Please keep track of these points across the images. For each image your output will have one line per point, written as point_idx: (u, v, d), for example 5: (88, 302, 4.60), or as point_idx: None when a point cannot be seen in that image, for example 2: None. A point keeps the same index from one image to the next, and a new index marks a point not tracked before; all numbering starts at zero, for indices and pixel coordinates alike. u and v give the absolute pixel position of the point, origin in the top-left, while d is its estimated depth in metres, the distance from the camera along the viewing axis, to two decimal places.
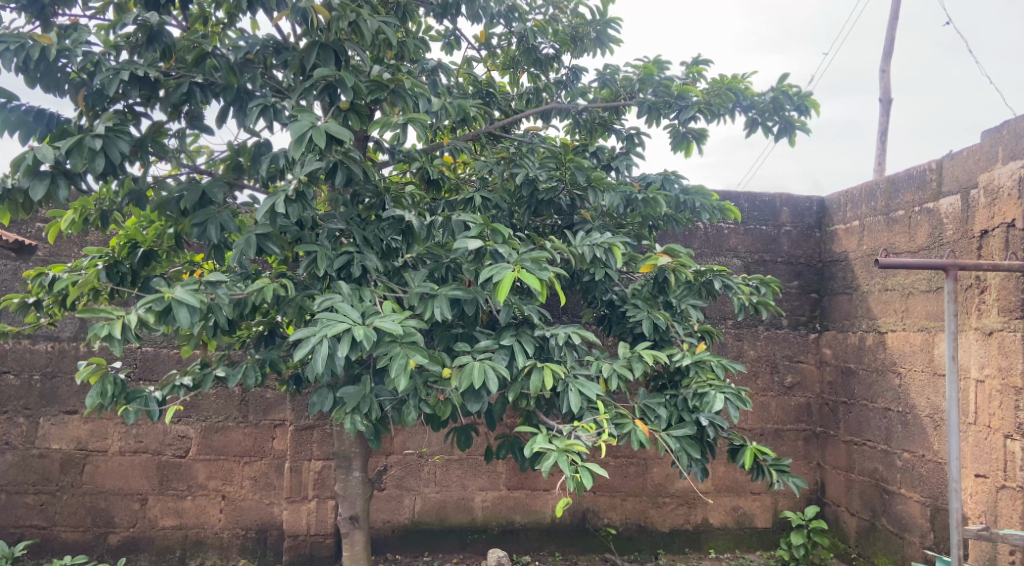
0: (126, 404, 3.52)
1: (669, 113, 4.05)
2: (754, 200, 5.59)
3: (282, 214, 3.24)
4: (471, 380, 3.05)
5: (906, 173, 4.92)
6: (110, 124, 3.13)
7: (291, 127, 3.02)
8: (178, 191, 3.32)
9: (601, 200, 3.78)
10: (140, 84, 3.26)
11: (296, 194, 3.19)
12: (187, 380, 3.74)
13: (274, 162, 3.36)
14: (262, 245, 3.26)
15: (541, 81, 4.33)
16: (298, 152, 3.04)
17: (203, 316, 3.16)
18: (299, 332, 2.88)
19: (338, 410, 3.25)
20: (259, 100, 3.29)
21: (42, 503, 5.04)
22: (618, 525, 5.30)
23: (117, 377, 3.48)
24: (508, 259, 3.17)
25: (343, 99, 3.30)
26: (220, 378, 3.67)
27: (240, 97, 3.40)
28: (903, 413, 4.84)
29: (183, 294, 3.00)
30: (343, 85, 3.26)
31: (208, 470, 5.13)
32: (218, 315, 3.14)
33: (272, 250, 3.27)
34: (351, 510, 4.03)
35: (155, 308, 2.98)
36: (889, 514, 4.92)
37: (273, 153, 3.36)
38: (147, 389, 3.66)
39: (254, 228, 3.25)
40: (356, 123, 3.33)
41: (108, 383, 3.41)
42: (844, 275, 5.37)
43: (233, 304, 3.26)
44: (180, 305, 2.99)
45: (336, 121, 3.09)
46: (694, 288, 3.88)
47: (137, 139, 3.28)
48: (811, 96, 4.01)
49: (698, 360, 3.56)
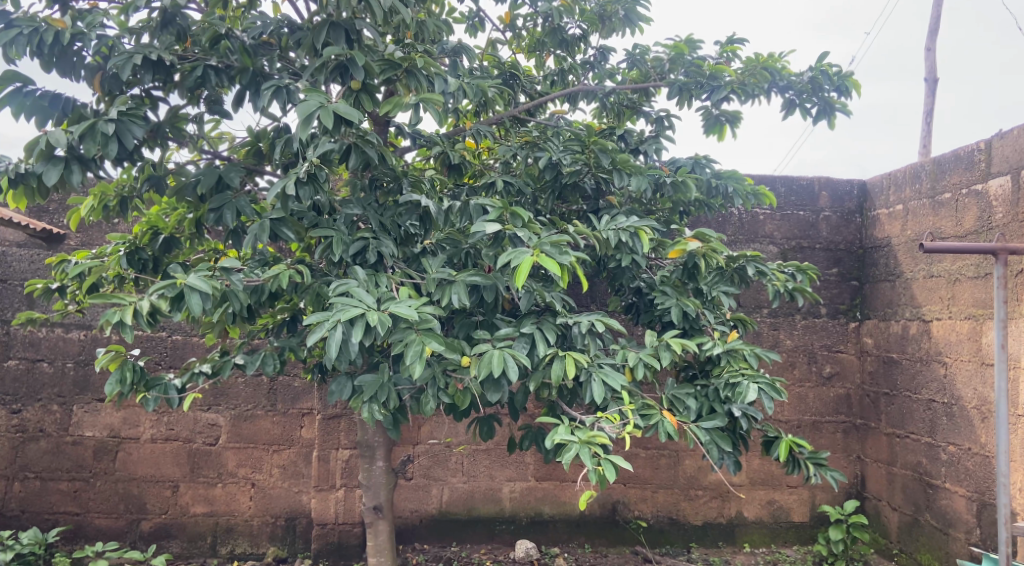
0: (145, 392, 3.46)
1: (700, 94, 3.91)
2: (791, 185, 5.44)
3: (295, 198, 3.14)
4: (490, 368, 2.95)
5: (953, 155, 4.72)
6: (123, 108, 3.06)
7: (299, 108, 2.93)
8: (195, 175, 3.24)
9: (628, 184, 3.61)
10: (154, 68, 3.19)
11: (308, 176, 3.08)
12: (206, 366, 3.65)
13: (288, 147, 3.23)
14: (276, 231, 3.16)
15: (567, 62, 4.21)
16: (306, 132, 2.93)
17: (218, 304, 3.09)
18: (311, 318, 2.80)
19: (355, 399, 3.16)
20: (271, 82, 3.17)
21: (76, 490, 5.08)
22: (649, 518, 5.20)
23: (136, 365, 3.43)
24: (528, 243, 3.03)
25: (355, 79, 3.19)
26: (239, 365, 3.59)
27: (256, 79, 3.30)
28: (949, 405, 4.67)
29: (196, 280, 2.93)
30: (354, 64, 3.16)
31: (238, 458, 5.13)
32: (233, 303, 3.07)
33: (287, 235, 3.16)
34: (375, 500, 3.99)
35: (166, 293, 2.92)
36: (934, 509, 4.75)
37: (286, 137, 3.23)
38: (167, 376, 3.60)
39: (269, 212, 3.15)
40: (368, 103, 3.22)
41: (128, 370, 3.35)
42: (886, 261, 5.19)
43: (248, 292, 3.19)
44: (192, 291, 2.92)
45: (344, 102, 2.99)
46: (726, 274, 3.69)
47: (154, 124, 3.20)
48: (852, 76, 3.84)
49: (730, 349, 3.40)
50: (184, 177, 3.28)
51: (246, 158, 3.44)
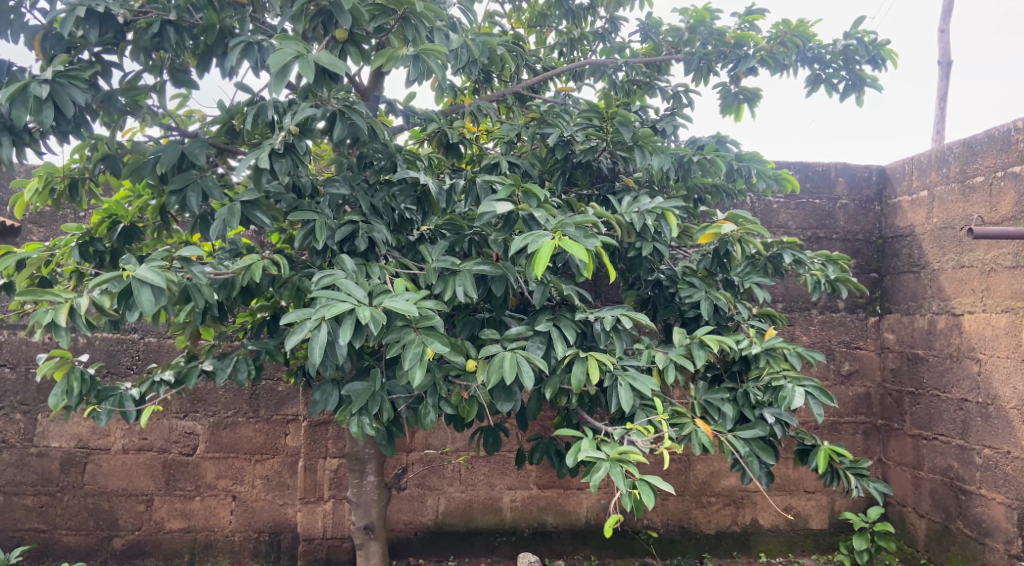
0: (95, 404, 3.10)
1: (723, 65, 3.55)
2: (806, 170, 5.09)
3: (271, 176, 2.77)
4: (501, 373, 2.57)
5: (985, 135, 4.38)
6: (62, 68, 2.67)
7: (274, 57, 2.55)
8: (153, 151, 2.81)
9: (649, 163, 3.24)
10: (103, 25, 2.79)
11: (284, 146, 2.72)
12: (169, 375, 3.22)
13: (261, 116, 2.81)
14: (249, 215, 2.79)
15: (577, 31, 3.84)
16: (280, 86, 2.56)
17: (177, 299, 2.70)
18: (291, 315, 2.42)
19: (342, 411, 2.77)
20: (242, 36, 2.78)
21: (42, 505, 4.67)
22: (660, 527, 4.83)
23: (85, 373, 3.07)
24: (545, 226, 2.66)
25: (340, 28, 2.83)
26: (206, 372, 3.20)
27: (224, 38, 2.93)
28: (984, 405, 4.33)
29: (146, 272, 2.54)
30: (339, 8, 2.78)
31: (217, 469, 4.74)
32: (196, 299, 2.67)
33: (260, 220, 2.79)
34: (366, 519, 3.61)
35: (110, 289, 2.53)
36: (967, 517, 4.41)
37: (260, 104, 2.81)
38: (123, 385, 3.21)
39: (241, 194, 2.77)
40: (356, 56, 2.87)
41: (74, 380, 3.00)
42: (909, 252, 4.85)
43: (217, 287, 2.80)
44: (142, 285, 2.53)
45: (326, 52, 2.63)
46: (759, 264, 3.45)
47: (105, 93, 2.81)
48: (888, 46, 3.50)
49: (770, 348, 3.08)
50: (141, 153, 2.87)
51: (216, 137, 3.00)
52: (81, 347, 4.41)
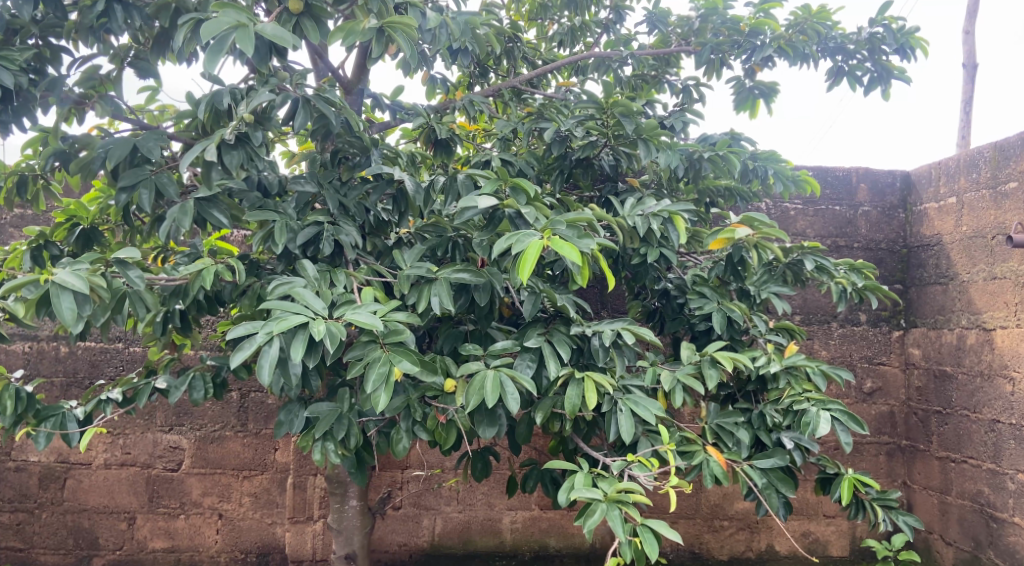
0: (33, 425, 2.93)
1: (738, 56, 3.32)
2: (825, 175, 4.80)
3: (222, 168, 2.59)
4: (482, 396, 2.32)
5: (1020, 138, 4.06)
6: None
7: (209, 25, 2.39)
8: (102, 145, 2.55)
9: (656, 160, 2.97)
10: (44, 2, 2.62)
11: (237, 137, 2.55)
12: (116, 393, 3.02)
13: (215, 104, 2.58)
14: (204, 214, 2.61)
15: (579, 21, 3.55)
16: (219, 57, 2.41)
17: (114, 307, 2.52)
18: (238, 330, 2.19)
19: (305, 435, 2.58)
20: (191, 12, 2.51)
21: (19, 522, 4.43)
22: (669, 552, 4.54)
23: (21, 391, 2.92)
24: (534, 226, 2.41)
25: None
26: (159, 390, 2.99)
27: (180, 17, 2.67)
28: (1018, 427, 4.02)
29: (66, 276, 2.33)
30: None
31: (203, 486, 4.46)
32: (138, 307, 2.51)
33: (217, 220, 2.61)
34: (348, 547, 3.36)
35: (27, 295, 2.34)
36: (999, 547, 4.10)
37: (213, 91, 2.58)
38: (69, 404, 3.05)
39: (194, 192, 2.60)
40: (311, 31, 2.63)
41: (6, 398, 2.84)
42: (936, 262, 4.55)
43: (167, 294, 2.63)
44: (62, 290, 2.32)
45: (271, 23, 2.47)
46: (777, 272, 3.15)
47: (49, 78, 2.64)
48: (918, 33, 3.24)
49: (790, 366, 2.82)
50: (91, 148, 2.63)
51: (184, 132, 2.74)
52: (60, 357, 4.16)
